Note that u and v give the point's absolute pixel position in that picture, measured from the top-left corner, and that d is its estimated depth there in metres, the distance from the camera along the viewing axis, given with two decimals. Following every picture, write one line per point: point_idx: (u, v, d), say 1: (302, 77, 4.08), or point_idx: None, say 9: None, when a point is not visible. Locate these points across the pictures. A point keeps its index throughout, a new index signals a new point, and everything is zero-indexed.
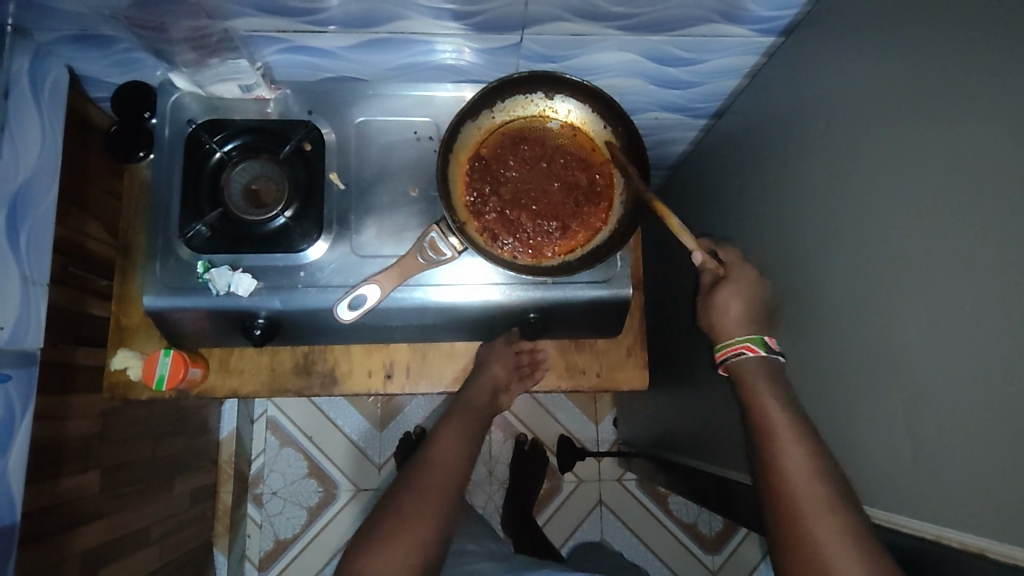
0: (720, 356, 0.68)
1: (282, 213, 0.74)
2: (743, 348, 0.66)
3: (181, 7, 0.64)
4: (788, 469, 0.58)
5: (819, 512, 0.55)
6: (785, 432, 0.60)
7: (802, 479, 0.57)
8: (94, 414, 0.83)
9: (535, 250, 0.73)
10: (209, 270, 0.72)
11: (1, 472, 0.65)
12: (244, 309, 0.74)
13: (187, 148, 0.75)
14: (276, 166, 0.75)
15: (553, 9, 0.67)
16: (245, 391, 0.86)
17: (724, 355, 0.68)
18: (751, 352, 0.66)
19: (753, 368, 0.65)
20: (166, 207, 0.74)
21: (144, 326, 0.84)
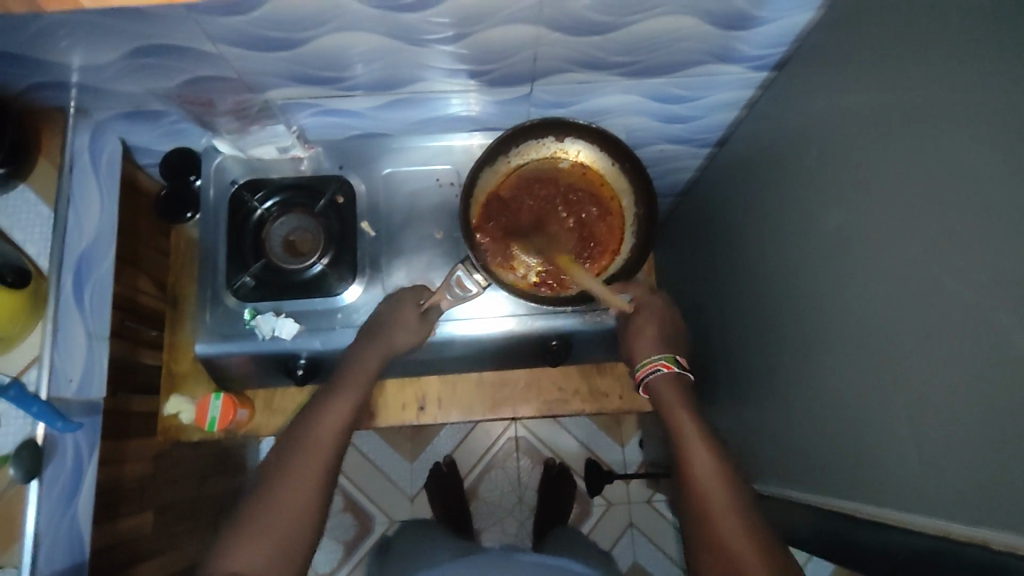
0: (640, 373, 0.74)
1: (319, 262, 0.81)
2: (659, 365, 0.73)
3: (225, 84, 0.72)
4: (709, 454, 0.68)
5: (724, 488, 0.65)
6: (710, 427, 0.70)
7: (711, 462, 0.67)
8: (148, 457, 0.89)
9: (555, 281, 0.78)
10: (255, 317, 0.78)
11: (73, 514, 0.71)
12: (288, 352, 0.80)
13: (231, 207, 0.82)
14: (312, 219, 0.82)
15: (559, 62, 0.74)
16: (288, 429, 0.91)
17: (645, 372, 0.74)
18: (666, 369, 0.73)
19: (662, 383, 0.73)
20: (214, 261, 0.81)
21: (194, 372, 0.90)
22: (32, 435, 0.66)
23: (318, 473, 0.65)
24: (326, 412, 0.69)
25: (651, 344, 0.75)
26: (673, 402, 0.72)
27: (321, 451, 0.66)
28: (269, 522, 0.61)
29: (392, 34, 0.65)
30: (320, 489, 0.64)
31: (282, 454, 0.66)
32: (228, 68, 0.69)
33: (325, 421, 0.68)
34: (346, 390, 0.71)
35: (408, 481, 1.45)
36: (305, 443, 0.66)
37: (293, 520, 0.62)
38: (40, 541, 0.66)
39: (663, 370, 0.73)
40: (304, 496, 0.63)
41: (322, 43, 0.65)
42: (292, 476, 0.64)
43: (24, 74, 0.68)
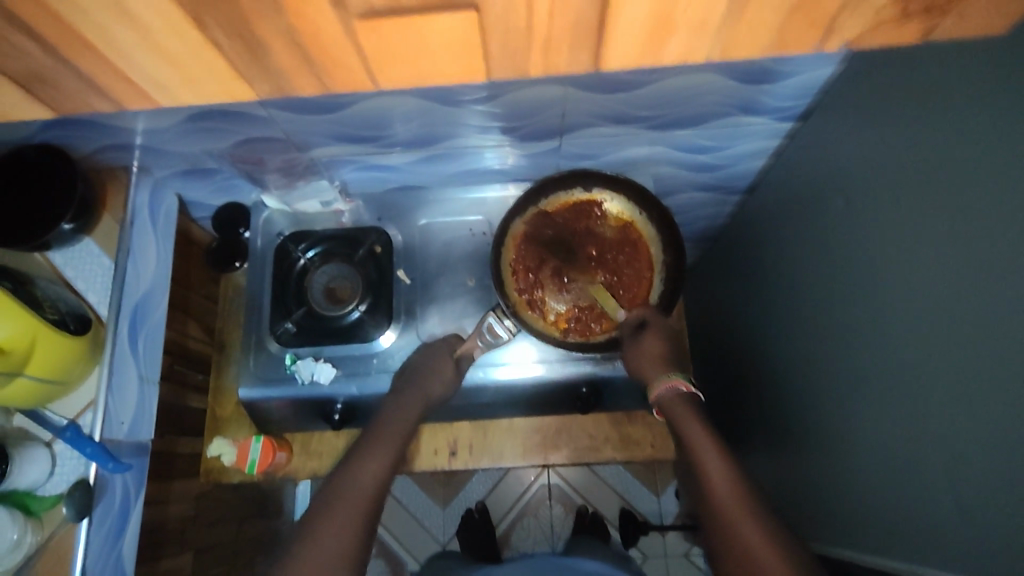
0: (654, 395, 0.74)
1: (357, 308, 0.83)
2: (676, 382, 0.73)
3: (273, 145, 0.77)
4: (688, 430, 0.69)
5: (706, 450, 0.67)
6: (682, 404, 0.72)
7: (690, 427, 0.69)
8: (190, 498, 0.92)
9: (585, 328, 0.79)
10: (295, 362, 0.82)
11: (117, 554, 0.73)
12: (324, 398, 0.82)
13: (276, 257, 0.86)
14: (352, 268, 0.85)
15: (586, 118, 0.77)
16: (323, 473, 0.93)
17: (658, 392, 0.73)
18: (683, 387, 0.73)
19: (676, 401, 0.72)
20: (260, 309, 0.85)
21: (235, 415, 0.95)
22: (83, 475, 0.70)
23: (359, 519, 0.65)
24: (364, 461, 0.70)
25: (657, 365, 0.74)
26: (684, 415, 0.71)
27: (363, 493, 0.67)
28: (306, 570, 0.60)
29: (428, 97, 0.69)
30: (358, 531, 0.64)
31: (325, 499, 0.67)
32: (276, 129, 0.74)
33: (367, 463, 0.69)
34: (384, 444, 0.72)
35: (439, 527, 1.44)
36: (343, 487, 0.67)
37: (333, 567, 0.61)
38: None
39: (683, 388, 0.73)
40: (341, 540, 0.63)
41: (363, 106, 0.70)
42: (328, 518, 0.64)
43: (95, 138, 0.75)
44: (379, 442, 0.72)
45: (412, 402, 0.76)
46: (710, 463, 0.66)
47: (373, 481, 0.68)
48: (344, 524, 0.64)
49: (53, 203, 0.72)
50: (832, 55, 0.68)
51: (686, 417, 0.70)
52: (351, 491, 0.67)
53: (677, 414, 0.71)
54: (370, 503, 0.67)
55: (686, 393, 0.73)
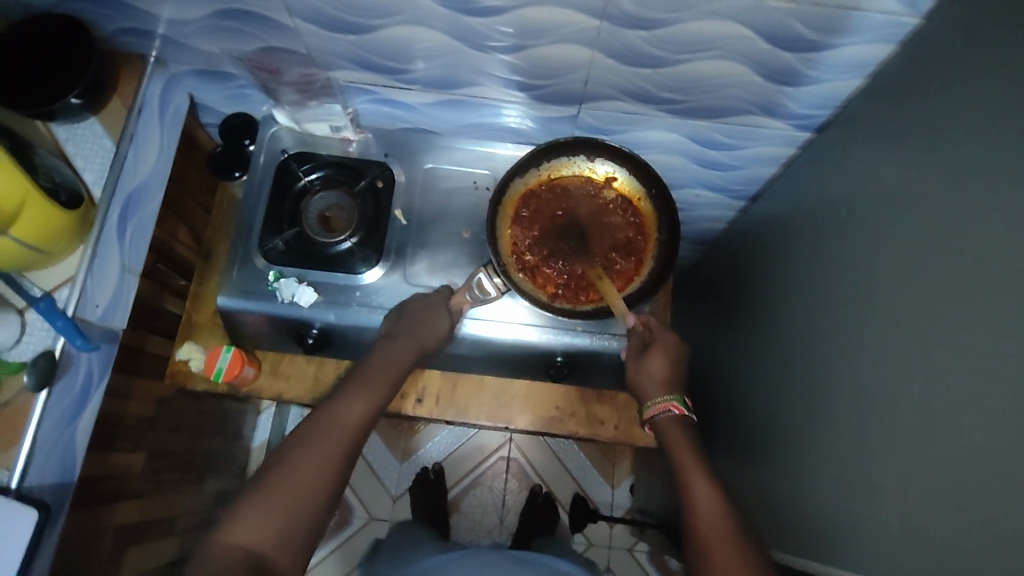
0: (647, 413, 0.76)
1: (346, 239, 0.83)
2: (670, 406, 0.74)
3: (295, 58, 0.77)
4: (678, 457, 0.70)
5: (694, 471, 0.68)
6: (680, 441, 0.72)
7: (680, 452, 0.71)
8: (152, 399, 0.92)
9: (573, 295, 0.79)
10: (278, 279, 0.81)
11: (71, 434, 0.73)
12: (302, 320, 0.83)
13: (276, 174, 0.86)
14: (350, 198, 0.85)
15: (608, 89, 0.77)
16: (288, 396, 0.92)
17: (651, 413, 0.75)
18: (675, 410, 0.74)
19: (668, 423, 0.74)
20: (252, 223, 0.85)
21: (211, 324, 0.92)
22: (50, 347, 0.70)
23: (338, 449, 0.66)
24: (352, 402, 0.70)
25: (658, 387, 0.75)
26: (681, 449, 0.71)
27: (348, 426, 0.68)
28: (280, 488, 0.62)
29: (456, 35, 0.69)
30: (337, 462, 0.65)
31: (309, 425, 0.67)
32: (299, 43, 0.74)
33: (356, 398, 0.70)
34: (373, 390, 0.72)
35: (393, 480, 1.45)
36: (325, 427, 0.67)
37: (305, 491, 0.62)
38: (36, 450, 0.68)
39: (674, 412, 0.74)
40: (315, 475, 0.63)
41: (391, 33, 0.70)
42: (304, 453, 0.64)
43: (115, 18, 0.74)
44: (368, 381, 0.73)
45: (406, 348, 0.76)
46: (699, 488, 0.67)
47: (353, 423, 0.68)
48: (321, 465, 0.64)
49: (66, 74, 0.72)
50: (858, 67, 0.69)
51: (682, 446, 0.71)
52: (333, 420, 0.68)
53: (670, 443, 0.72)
54: (349, 440, 0.67)
55: (680, 419, 0.74)
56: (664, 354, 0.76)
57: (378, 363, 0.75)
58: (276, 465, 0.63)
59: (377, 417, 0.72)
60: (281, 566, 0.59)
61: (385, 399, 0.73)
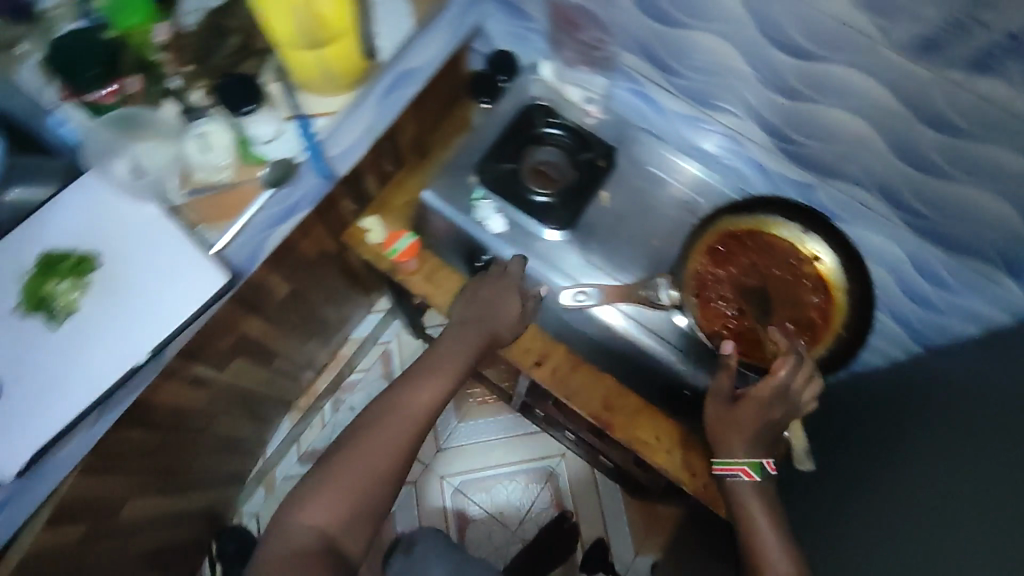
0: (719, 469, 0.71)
1: (541, 194, 0.86)
2: (739, 469, 0.70)
3: (594, 23, 0.83)
4: (757, 543, 0.66)
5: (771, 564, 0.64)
6: (761, 525, 0.67)
7: (761, 535, 0.67)
8: (315, 246, 1.00)
9: (736, 342, 0.78)
10: (479, 199, 0.87)
11: (265, 235, 0.80)
12: (480, 243, 0.87)
13: (519, 113, 0.92)
14: (569, 163, 0.89)
15: (860, 174, 0.76)
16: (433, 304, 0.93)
17: (724, 469, 0.71)
18: (746, 475, 0.70)
19: (749, 490, 0.70)
20: (479, 143, 0.91)
21: (401, 211, 0.97)
22: (293, 159, 0.77)
23: (397, 441, 0.67)
24: (437, 373, 0.73)
25: (741, 444, 0.71)
26: (759, 529, 0.67)
27: (406, 416, 0.69)
28: (340, 478, 0.64)
29: (754, 62, 0.72)
30: (398, 452, 0.67)
31: (370, 415, 0.69)
32: (606, 12, 0.79)
33: (419, 389, 0.71)
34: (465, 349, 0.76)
35: (445, 433, 1.47)
36: (400, 412, 0.69)
37: (367, 483, 0.65)
38: (241, 232, 0.76)
39: (747, 476, 0.70)
40: (381, 462, 0.66)
41: (695, 37, 0.73)
42: (369, 438, 0.67)
43: None
44: (432, 371, 0.73)
45: (474, 333, 0.77)
46: (766, 539, 0.66)
47: (424, 408, 0.71)
48: (388, 452, 0.67)
49: None
50: None
51: (763, 533, 0.67)
52: (393, 411, 0.69)
53: (744, 528, 0.68)
54: (415, 424, 0.69)
55: (759, 486, 0.71)
56: (752, 407, 0.71)
57: (469, 328, 0.78)
58: (325, 486, 0.64)
59: (447, 400, 0.74)
60: (349, 549, 0.63)
61: (457, 380, 0.74)
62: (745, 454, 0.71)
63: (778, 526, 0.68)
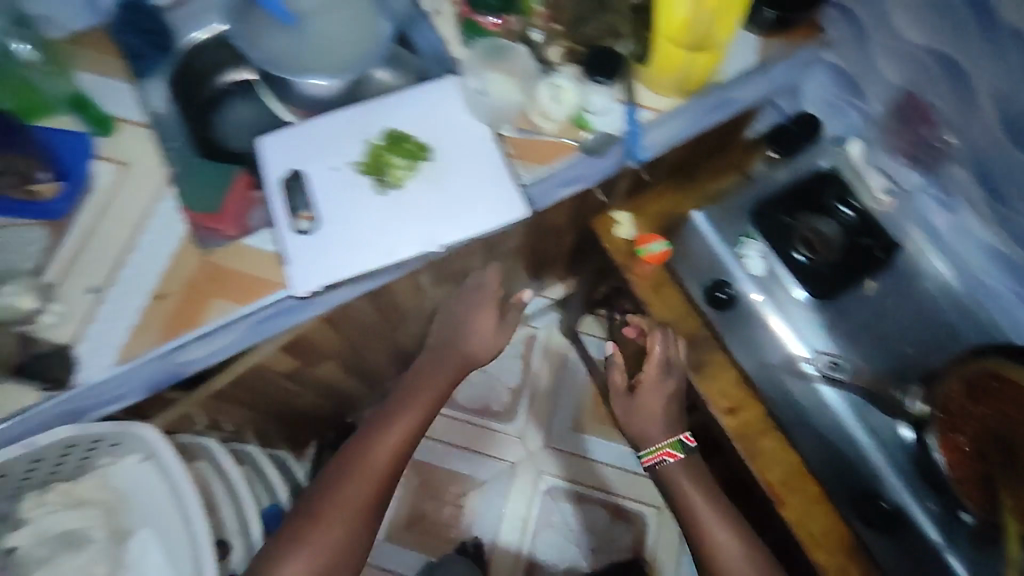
0: (647, 461, 0.92)
1: (802, 251, 0.89)
2: (664, 454, 0.91)
3: (941, 123, 0.82)
4: (723, 558, 0.84)
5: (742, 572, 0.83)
6: (710, 523, 0.86)
7: (724, 553, 0.84)
8: (559, 216, 1.06)
9: (967, 477, 0.76)
10: (747, 237, 0.91)
11: (552, 189, 0.85)
12: (730, 275, 0.91)
13: (814, 177, 0.93)
14: (846, 241, 0.89)
15: None
16: (650, 313, 0.94)
17: (652, 459, 0.92)
18: (672, 457, 0.91)
19: (678, 475, 0.91)
20: (764, 188, 0.94)
21: (653, 218, 1.00)
22: (612, 135, 0.84)
23: (385, 462, 0.90)
24: (376, 448, 0.90)
25: (660, 423, 0.92)
26: (714, 526, 0.86)
27: (394, 446, 0.91)
28: (326, 522, 0.84)
29: None
30: (376, 484, 0.89)
31: (337, 477, 0.88)
32: (962, 117, 0.79)
33: (396, 428, 0.92)
34: (408, 413, 0.94)
35: (556, 434, 1.46)
36: (359, 471, 0.88)
37: (340, 530, 0.85)
38: (544, 178, 0.83)
39: (670, 459, 0.91)
40: (358, 497, 0.87)
41: None
42: (342, 487, 0.87)
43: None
44: (412, 395, 0.97)
45: (443, 352, 1.03)
46: (727, 547, 0.84)
47: (385, 459, 0.90)
48: (363, 492, 0.87)
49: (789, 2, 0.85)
50: None
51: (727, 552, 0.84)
52: (373, 451, 0.90)
53: (703, 545, 0.86)
54: (378, 479, 0.89)
55: (687, 467, 0.91)
56: (652, 390, 0.91)
57: (414, 385, 0.99)
58: (313, 525, 0.84)
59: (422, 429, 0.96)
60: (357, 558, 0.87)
61: (444, 390, 1.00)
62: (664, 439, 0.92)
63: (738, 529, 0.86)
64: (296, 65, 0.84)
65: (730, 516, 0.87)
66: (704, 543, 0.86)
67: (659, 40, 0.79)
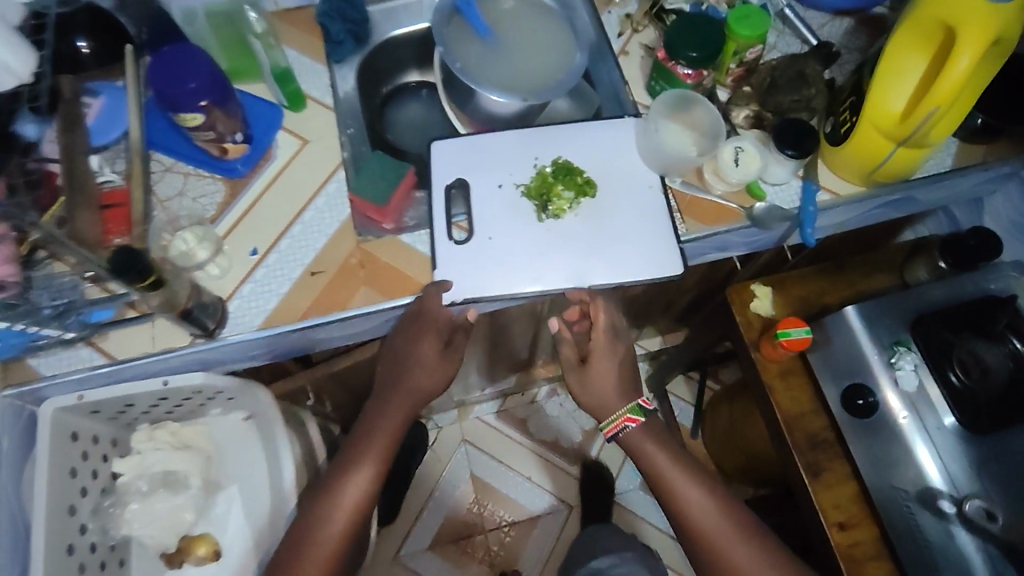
0: (608, 431, 0.81)
1: (956, 374, 0.83)
2: (624, 420, 0.80)
3: None
4: (697, 517, 0.80)
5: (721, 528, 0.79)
6: (676, 481, 0.81)
7: (695, 514, 0.80)
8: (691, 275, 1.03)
9: None
10: (900, 348, 0.85)
11: (705, 249, 0.83)
12: (870, 383, 0.85)
13: (990, 302, 0.85)
14: (1012, 375, 0.81)
15: None
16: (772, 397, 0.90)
17: (612, 430, 0.81)
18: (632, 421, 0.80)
19: (638, 439, 0.82)
20: (926, 301, 0.88)
21: (790, 299, 0.97)
22: (785, 209, 0.80)
23: (352, 515, 0.76)
24: (339, 502, 0.76)
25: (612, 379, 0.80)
26: (660, 461, 0.82)
27: (345, 516, 0.76)
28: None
29: None
30: (346, 529, 0.76)
31: (293, 547, 0.75)
32: None
33: (353, 485, 0.76)
34: (366, 465, 0.77)
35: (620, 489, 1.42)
36: (311, 534, 0.75)
37: None
38: (703, 238, 0.80)
39: (631, 425, 0.81)
40: (323, 566, 0.74)
41: None
42: (304, 557, 0.74)
43: None
44: (378, 433, 0.78)
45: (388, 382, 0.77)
46: (702, 511, 0.80)
47: (353, 501, 0.76)
48: (329, 552, 0.75)
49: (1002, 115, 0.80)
50: None
51: (701, 512, 0.80)
52: (337, 509, 0.76)
53: (677, 506, 0.81)
54: (353, 515, 0.76)
55: (642, 430, 0.82)
56: (605, 358, 0.80)
57: (372, 420, 0.79)
58: None
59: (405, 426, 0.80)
60: None
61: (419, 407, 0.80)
62: (619, 403, 0.81)
63: (692, 471, 0.82)
64: (486, 80, 0.82)
65: (693, 466, 0.83)
66: (680, 503, 0.80)
67: (863, 124, 0.73)
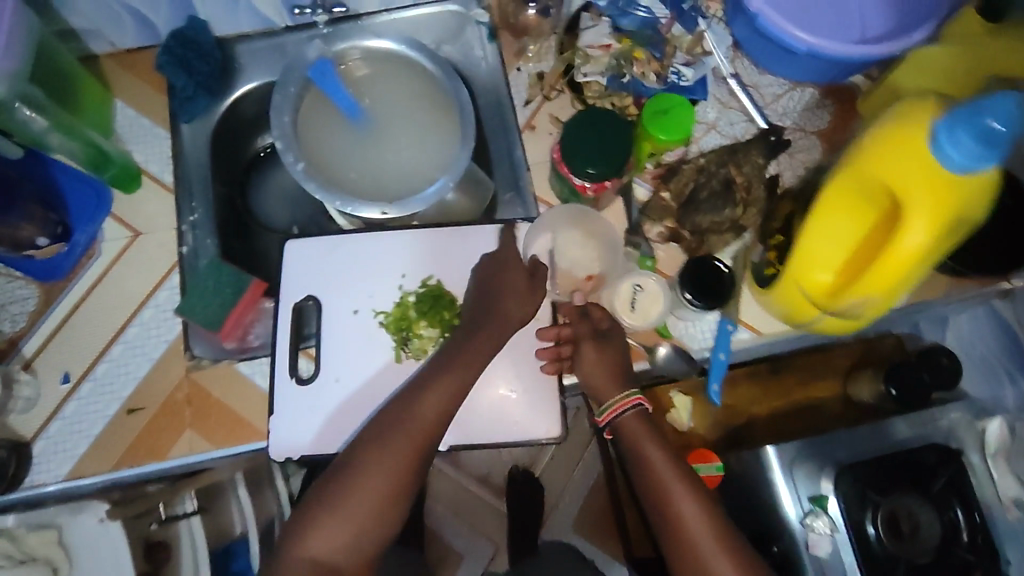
0: (607, 415, 0.63)
1: (877, 528, 0.69)
2: (636, 400, 0.63)
3: None
4: (686, 517, 0.58)
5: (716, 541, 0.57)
6: (666, 474, 0.60)
7: (690, 519, 0.58)
8: None
9: None
10: (818, 504, 0.71)
11: None
12: (780, 534, 0.72)
13: (936, 449, 0.72)
14: (939, 544, 0.70)
15: None
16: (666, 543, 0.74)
17: (615, 411, 0.63)
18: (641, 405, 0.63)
19: (638, 425, 0.62)
20: (859, 443, 0.73)
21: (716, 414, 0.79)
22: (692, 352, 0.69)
23: (420, 440, 0.58)
24: (407, 423, 0.58)
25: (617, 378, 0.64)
26: (651, 444, 0.61)
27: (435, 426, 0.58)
28: (366, 485, 0.56)
29: None
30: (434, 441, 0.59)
31: (366, 442, 0.58)
32: None
33: (442, 377, 0.60)
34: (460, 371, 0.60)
35: None
36: (398, 425, 0.58)
37: (381, 503, 0.56)
38: None
39: (640, 407, 0.63)
40: (399, 471, 0.57)
41: None
42: (382, 445, 0.57)
43: None
44: (458, 350, 0.61)
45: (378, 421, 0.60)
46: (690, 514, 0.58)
47: (431, 421, 0.59)
48: (413, 450, 0.57)
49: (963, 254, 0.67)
50: None
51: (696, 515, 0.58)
52: (413, 417, 0.58)
53: (663, 498, 0.59)
54: (438, 428, 0.59)
55: (643, 412, 0.63)
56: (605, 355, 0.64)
57: (463, 347, 0.61)
58: (334, 507, 0.55)
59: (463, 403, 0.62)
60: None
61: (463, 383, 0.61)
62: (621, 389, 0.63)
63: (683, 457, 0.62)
64: (354, 191, 0.68)
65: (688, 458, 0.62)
66: (669, 504, 0.59)
67: (787, 279, 0.58)
